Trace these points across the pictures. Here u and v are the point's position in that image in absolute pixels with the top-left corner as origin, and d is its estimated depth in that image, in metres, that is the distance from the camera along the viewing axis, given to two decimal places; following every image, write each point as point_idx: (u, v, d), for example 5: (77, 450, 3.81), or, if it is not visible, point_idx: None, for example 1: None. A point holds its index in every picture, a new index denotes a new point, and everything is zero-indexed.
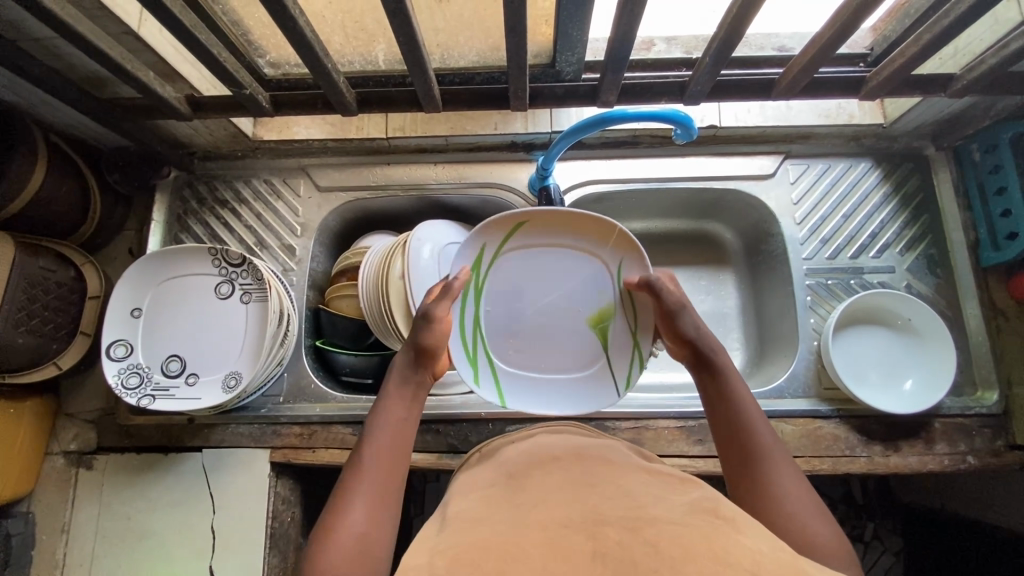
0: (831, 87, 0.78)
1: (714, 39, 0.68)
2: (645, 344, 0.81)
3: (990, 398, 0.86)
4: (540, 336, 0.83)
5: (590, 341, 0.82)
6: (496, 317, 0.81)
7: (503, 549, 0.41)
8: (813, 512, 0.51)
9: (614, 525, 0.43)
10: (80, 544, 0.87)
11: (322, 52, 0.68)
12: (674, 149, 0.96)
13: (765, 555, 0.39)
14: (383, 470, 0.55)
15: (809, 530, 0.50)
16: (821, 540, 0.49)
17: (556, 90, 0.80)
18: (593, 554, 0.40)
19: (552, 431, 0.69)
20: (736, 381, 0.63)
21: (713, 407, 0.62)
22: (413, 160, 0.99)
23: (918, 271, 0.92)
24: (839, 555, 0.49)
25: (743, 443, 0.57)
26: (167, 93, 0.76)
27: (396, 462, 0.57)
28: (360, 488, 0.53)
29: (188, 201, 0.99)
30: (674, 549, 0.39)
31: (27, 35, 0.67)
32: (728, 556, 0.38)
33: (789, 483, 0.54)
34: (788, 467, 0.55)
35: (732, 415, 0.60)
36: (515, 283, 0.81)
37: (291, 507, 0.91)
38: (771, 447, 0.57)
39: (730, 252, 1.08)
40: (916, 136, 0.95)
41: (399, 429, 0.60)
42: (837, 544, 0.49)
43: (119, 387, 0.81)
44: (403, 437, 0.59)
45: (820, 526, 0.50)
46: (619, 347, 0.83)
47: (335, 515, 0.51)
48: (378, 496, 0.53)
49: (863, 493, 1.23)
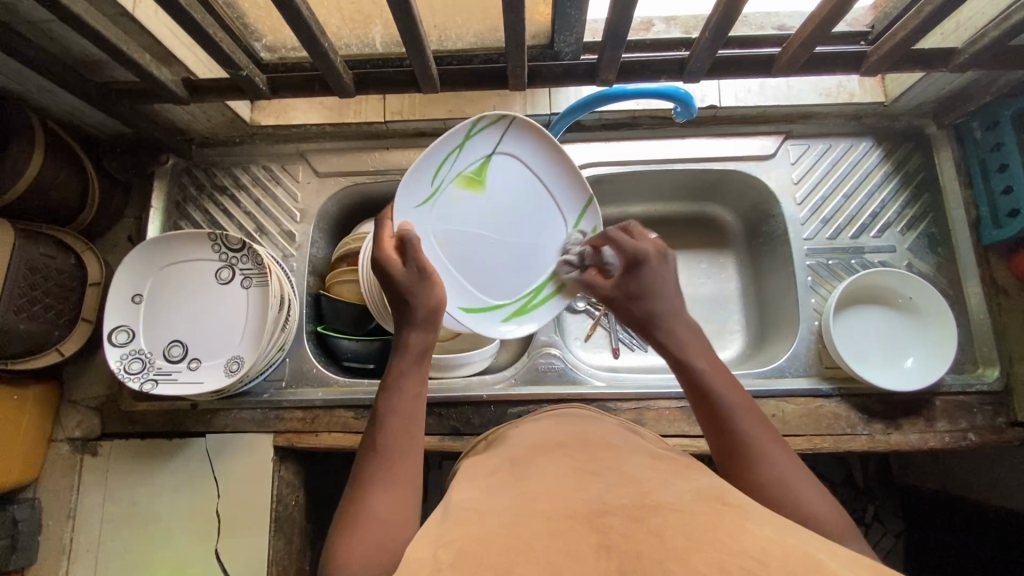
0: (831, 63, 0.77)
1: (712, 16, 0.68)
2: (490, 176, 0.76)
3: (991, 375, 0.86)
4: (511, 230, 0.77)
5: (500, 179, 0.77)
6: (482, 287, 0.77)
7: (505, 546, 0.40)
8: (808, 485, 0.53)
9: (619, 517, 0.43)
10: (86, 529, 0.88)
11: (319, 32, 0.67)
12: (674, 130, 0.95)
13: (774, 543, 0.39)
14: (395, 457, 0.57)
15: (805, 504, 0.52)
16: (811, 499, 0.52)
17: (553, 70, 0.79)
18: (598, 545, 0.40)
19: (555, 414, 0.67)
20: (710, 364, 0.62)
21: (692, 395, 0.61)
22: (413, 145, 0.98)
23: (919, 250, 0.92)
24: (840, 526, 0.51)
25: (732, 432, 0.57)
26: (163, 76, 0.75)
27: (406, 444, 0.58)
28: (379, 477, 0.55)
29: (187, 188, 0.99)
30: (683, 540, 0.39)
31: (21, 18, 0.67)
32: (733, 544, 0.38)
33: (781, 467, 0.54)
34: (779, 446, 0.56)
35: (717, 411, 0.58)
36: (487, 269, 0.77)
37: (296, 491, 0.91)
38: (758, 429, 0.57)
39: (732, 235, 1.08)
40: (918, 114, 0.94)
41: (410, 407, 0.60)
42: (831, 504, 0.53)
43: (122, 372, 0.81)
44: (412, 415, 0.60)
45: (819, 501, 0.52)
46: (470, 153, 0.74)
47: (355, 505, 0.53)
48: (395, 484, 0.55)
49: (863, 476, 1.23)
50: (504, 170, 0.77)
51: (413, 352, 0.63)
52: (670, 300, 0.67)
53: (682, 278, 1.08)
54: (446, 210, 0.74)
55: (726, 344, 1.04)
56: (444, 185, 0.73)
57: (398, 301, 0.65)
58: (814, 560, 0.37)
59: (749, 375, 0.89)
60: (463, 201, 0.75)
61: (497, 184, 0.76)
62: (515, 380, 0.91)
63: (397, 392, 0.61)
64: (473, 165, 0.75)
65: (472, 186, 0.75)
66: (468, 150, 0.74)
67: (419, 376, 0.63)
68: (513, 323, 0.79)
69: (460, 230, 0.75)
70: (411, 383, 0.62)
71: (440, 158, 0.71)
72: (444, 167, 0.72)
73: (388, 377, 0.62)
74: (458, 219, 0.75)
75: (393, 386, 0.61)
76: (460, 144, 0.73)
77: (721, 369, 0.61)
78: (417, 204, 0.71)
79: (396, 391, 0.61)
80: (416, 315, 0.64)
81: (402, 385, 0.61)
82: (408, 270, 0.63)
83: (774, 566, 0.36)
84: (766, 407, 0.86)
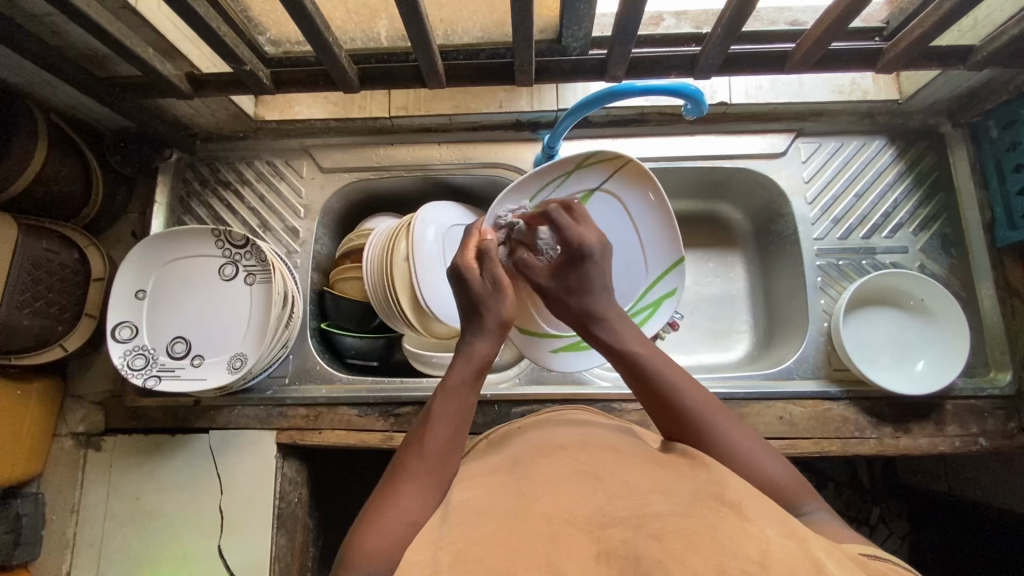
0: (845, 60, 0.76)
1: (725, 11, 0.66)
2: (585, 213, 0.80)
3: (1003, 379, 0.85)
4: None
5: (595, 214, 0.80)
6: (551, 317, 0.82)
7: (503, 548, 0.39)
8: (761, 450, 0.55)
9: (618, 521, 0.42)
10: (90, 524, 0.88)
11: (323, 26, 0.66)
12: (683, 126, 0.94)
13: (777, 546, 0.38)
14: (436, 460, 0.56)
15: (761, 468, 0.53)
16: (765, 462, 0.53)
17: (562, 66, 0.78)
18: (598, 553, 0.39)
19: (556, 415, 0.66)
20: (645, 347, 0.61)
21: (633, 378, 0.60)
22: (418, 141, 0.97)
23: (932, 251, 0.91)
24: (798, 490, 0.53)
25: (682, 414, 0.56)
26: (166, 70, 0.74)
27: (449, 455, 0.57)
28: (411, 479, 0.54)
29: (191, 182, 0.98)
30: (681, 542, 0.38)
31: (23, 10, 0.66)
32: (735, 548, 0.37)
33: (732, 433, 0.55)
34: (726, 416, 0.57)
35: (656, 389, 0.58)
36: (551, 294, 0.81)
37: (299, 488, 0.91)
38: (704, 404, 0.57)
39: (741, 233, 1.07)
40: (933, 112, 0.92)
41: (460, 418, 0.59)
42: (786, 467, 0.54)
43: (125, 369, 0.81)
44: (462, 427, 0.59)
45: (771, 464, 0.54)
46: (575, 183, 0.78)
47: (379, 504, 0.52)
48: (426, 486, 0.54)
49: (869, 477, 1.22)
50: (603, 210, 0.80)
51: (477, 363, 0.62)
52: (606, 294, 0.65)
53: (689, 277, 1.06)
54: None
55: (734, 344, 1.03)
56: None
57: (468, 311, 0.66)
58: (819, 566, 0.37)
59: (756, 376, 0.87)
60: None
61: (591, 220, 0.80)
62: (519, 380, 0.90)
63: (447, 403, 0.59)
64: (571, 198, 0.79)
65: None
66: (572, 182, 0.78)
67: (477, 389, 0.61)
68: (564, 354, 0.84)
69: None
70: (465, 394, 0.60)
71: (543, 183, 0.76)
72: (545, 191, 0.77)
73: (442, 387, 0.61)
74: None
75: (446, 396, 0.60)
76: (565, 175, 0.77)
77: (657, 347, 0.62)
78: (506, 216, 0.77)
79: (448, 401, 0.59)
80: (487, 326, 0.65)
81: (456, 394, 0.60)
82: (483, 282, 0.66)
83: (776, 570, 0.35)
84: (774, 410, 0.85)
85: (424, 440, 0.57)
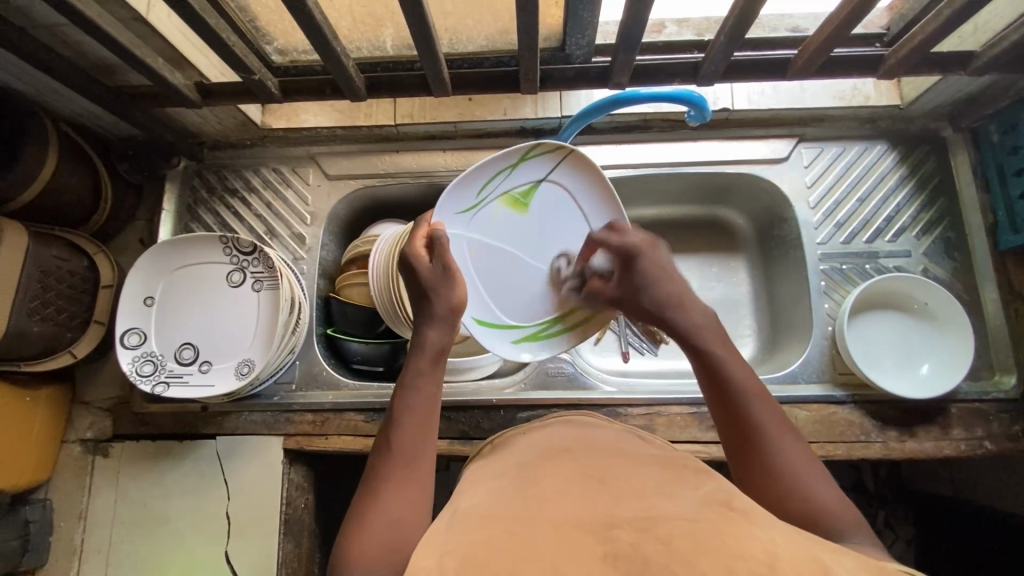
0: (847, 67, 0.76)
1: (728, 18, 0.67)
2: (535, 203, 0.78)
3: (1007, 382, 0.85)
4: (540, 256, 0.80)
5: (545, 204, 0.79)
6: (494, 306, 0.79)
7: (511, 552, 0.40)
8: (817, 476, 0.53)
9: (626, 524, 0.42)
10: (97, 531, 0.88)
11: (331, 36, 0.67)
12: (686, 132, 0.95)
13: (783, 548, 0.38)
14: (406, 456, 0.57)
15: (811, 493, 0.51)
16: (812, 487, 0.52)
17: (566, 73, 0.79)
18: (606, 554, 0.39)
19: (566, 418, 0.66)
20: (725, 351, 0.60)
21: (704, 377, 0.60)
22: (423, 148, 0.98)
23: (935, 255, 0.91)
24: (844, 516, 0.50)
25: (747, 420, 0.56)
26: (176, 80, 0.75)
27: (418, 449, 0.58)
28: (392, 478, 0.55)
29: (198, 190, 0.99)
30: (689, 545, 0.38)
31: (36, 23, 0.67)
32: (744, 551, 0.37)
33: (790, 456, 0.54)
34: (791, 437, 0.55)
35: (730, 398, 0.57)
36: (508, 286, 0.80)
37: (305, 494, 0.91)
38: (770, 419, 0.56)
39: (743, 238, 1.07)
40: (934, 117, 0.93)
41: (424, 410, 0.60)
42: (839, 495, 0.52)
43: (134, 375, 0.82)
44: (427, 420, 0.59)
45: (825, 489, 0.52)
46: (520, 174, 0.76)
47: (371, 504, 0.53)
48: (409, 485, 0.55)
49: (875, 481, 1.22)
50: (551, 199, 0.79)
51: (431, 351, 0.63)
52: (676, 286, 0.66)
53: (693, 282, 1.07)
54: (483, 221, 0.76)
55: (738, 348, 1.03)
56: (488, 199, 0.76)
57: (416, 302, 0.67)
58: (827, 567, 0.37)
59: (761, 381, 0.88)
60: (503, 218, 0.77)
61: (538, 209, 0.79)
62: (525, 385, 0.91)
63: (407, 398, 0.60)
64: (522, 188, 0.77)
65: (514, 207, 0.78)
66: (519, 172, 0.76)
67: (435, 378, 0.63)
68: (524, 346, 0.82)
69: (490, 244, 0.77)
70: (426, 385, 0.61)
71: (490, 175, 0.74)
72: (492, 184, 0.75)
73: (403, 381, 0.62)
74: (495, 232, 0.77)
75: (407, 391, 0.61)
76: (511, 167, 0.75)
77: (736, 354, 0.60)
78: (457, 211, 0.74)
79: (410, 395, 0.61)
80: (438, 313, 0.65)
81: (418, 387, 0.61)
82: (434, 272, 0.66)
83: (783, 572, 0.35)
84: None
85: (392, 436, 0.58)
